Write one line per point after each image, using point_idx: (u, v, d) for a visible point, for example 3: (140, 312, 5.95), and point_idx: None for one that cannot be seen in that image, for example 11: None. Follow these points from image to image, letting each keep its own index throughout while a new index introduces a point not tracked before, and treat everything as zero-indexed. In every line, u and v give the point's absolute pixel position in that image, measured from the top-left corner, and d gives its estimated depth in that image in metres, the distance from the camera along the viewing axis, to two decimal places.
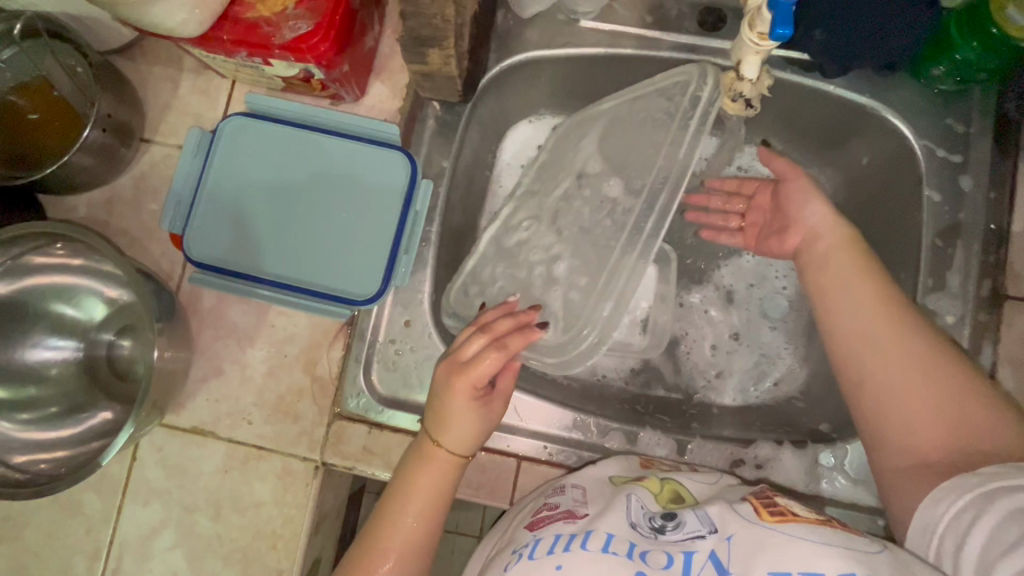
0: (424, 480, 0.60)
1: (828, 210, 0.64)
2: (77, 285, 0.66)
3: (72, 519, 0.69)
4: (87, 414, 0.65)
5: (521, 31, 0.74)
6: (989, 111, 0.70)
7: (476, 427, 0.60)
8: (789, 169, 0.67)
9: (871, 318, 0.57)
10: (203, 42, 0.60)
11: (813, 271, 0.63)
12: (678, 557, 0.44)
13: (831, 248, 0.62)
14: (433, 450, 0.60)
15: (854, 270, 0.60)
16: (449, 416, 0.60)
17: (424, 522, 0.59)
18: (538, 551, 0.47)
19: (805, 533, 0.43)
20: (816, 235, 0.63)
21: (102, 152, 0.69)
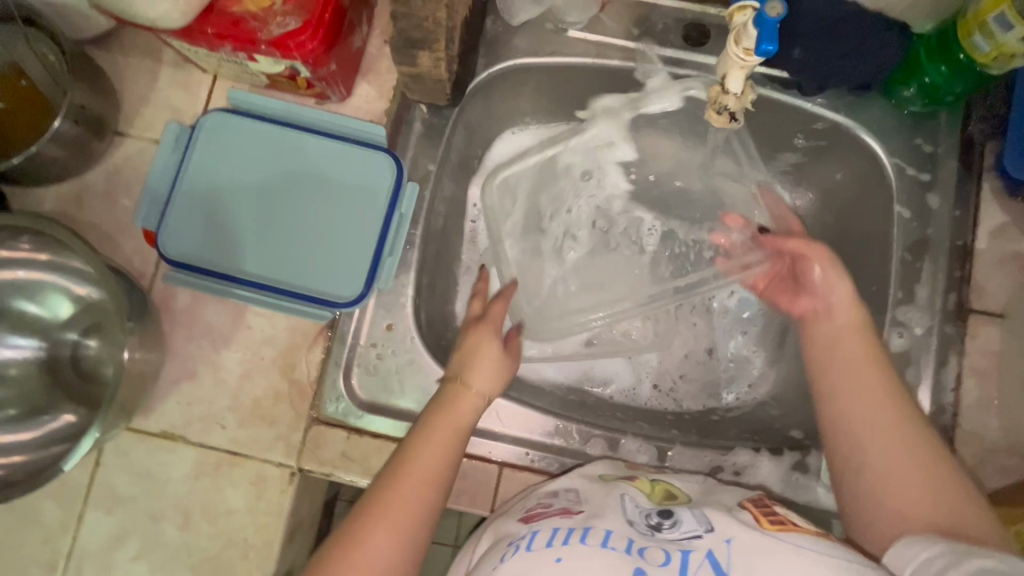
0: (453, 415, 0.60)
1: (849, 291, 0.64)
2: (43, 282, 0.63)
3: (27, 528, 0.65)
4: (48, 416, 0.62)
5: (509, 38, 0.75)
6: (956, 131, 0.73)
7: (500, 366, 0.65)
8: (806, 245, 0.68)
9: (878, 400, 0.57)
10: (185, 33, 0.58)
11: (821, 343, 0.63)
12: (676, 554, 0.44)
13: (844, 325, 0.62)
14: (456, 387, 0.62)
15: (862, 355, 0.60)
16: (475, 360, 0.64)
17: (450, 451, 0.58)
18: (536, 542, 0.47)
19: (804, 542, 0.44)
20: (829, 312, 0.64)
21: (73, 144, 0.67)
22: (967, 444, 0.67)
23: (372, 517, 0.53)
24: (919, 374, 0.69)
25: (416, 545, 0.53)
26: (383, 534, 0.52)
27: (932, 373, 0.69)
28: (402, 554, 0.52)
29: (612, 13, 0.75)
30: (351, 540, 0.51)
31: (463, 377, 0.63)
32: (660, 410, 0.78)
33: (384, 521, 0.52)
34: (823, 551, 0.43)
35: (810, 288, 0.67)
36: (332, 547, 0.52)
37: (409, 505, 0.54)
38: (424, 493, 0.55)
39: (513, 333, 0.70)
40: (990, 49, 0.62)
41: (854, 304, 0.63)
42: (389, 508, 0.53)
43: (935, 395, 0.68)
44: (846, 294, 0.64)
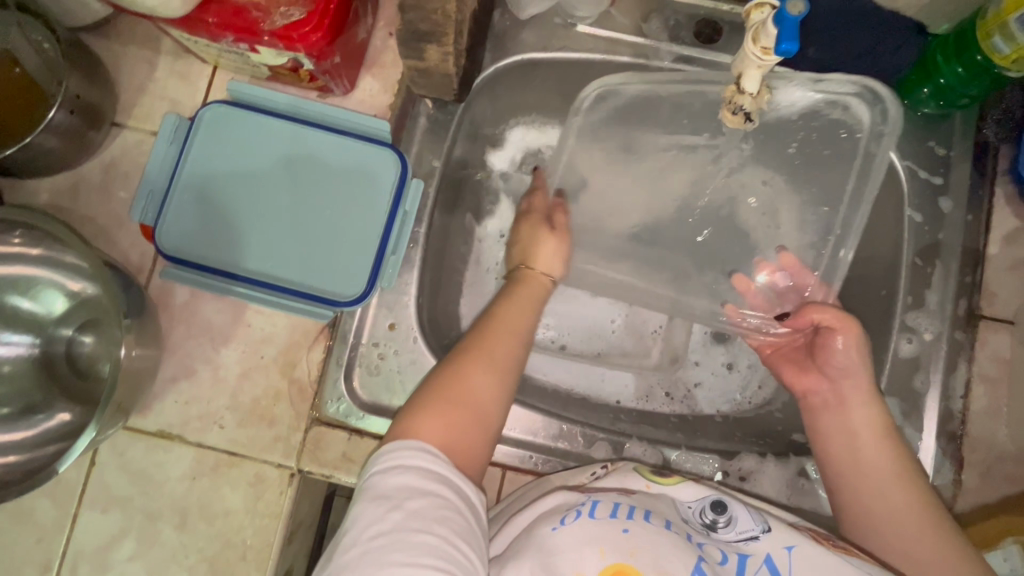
0: (527, 295, 0.64)
1: (864, 386, 0.61)
2: (35, 277, 0.61)
3: (21, 527, 0.64)
4: (41, 415, 0.61)
5: (517, 32, 0.73)
6: (969, 135, 0.72)
7: (559, 248, 0.68)
8: (840, 320, 0.62)
9: (902, 505, 0.55)
10: (186, 22, 0.56)
11: (837, 438, 0.61)
12: (733, 556, 0.48)
13: (863, 424, 0.60)
14: (526, 271, 0.66)
15: (883, 462, 0.58)
16: (538, 244, 0.67)
17: (525, 320, 0.61)
18: (600, 511, 0.48)
19: (865, 566, 0.48)
20: (842, 406, 0.62)
21: (69, 135, 0.65)
22: (974, 450, 0.67)
23: (463, 365, 0.55)
24: (929, 380, 0.68)
25: (502, 397, 0.55)
26: (472, 382, 0.54)
27: (941, 378, 0.68)
28: (490, 405, 0.54)
29: (622, 8, 0.73)
30: (444, 386, 0.53)
31: (525, 261, 0.67)
32: (664, 414, 0.77)
33: (472, 376, 0.54)
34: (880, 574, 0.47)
35: (827, 366, 0.63)
36: (426, 391, 0.53)
37: (494, 360, 0.56)
38: (511, 344, 0.58)
39: (558, 207, 0.71)
40: (1011, 51, 0.60)
41: (870, 402, 0.61)
42: (476, 360, 0.55)
43: (944, 401, 0.68)
44: (861, 385, 0.61)
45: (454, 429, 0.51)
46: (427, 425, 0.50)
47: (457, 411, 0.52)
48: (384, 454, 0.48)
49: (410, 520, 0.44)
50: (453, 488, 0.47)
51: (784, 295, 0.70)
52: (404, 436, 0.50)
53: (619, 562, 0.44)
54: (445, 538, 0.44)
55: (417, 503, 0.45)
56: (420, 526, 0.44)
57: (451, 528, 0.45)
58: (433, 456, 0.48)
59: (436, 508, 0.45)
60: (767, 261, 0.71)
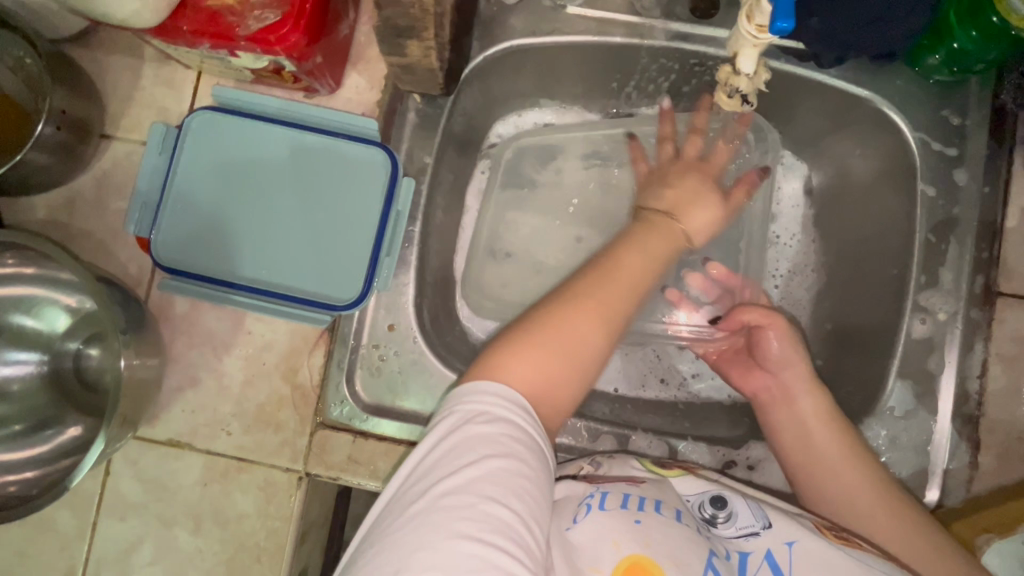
0: (654, 249, 0.59)
1: (804, 375, 0.64)
2: (33, 296, 0.62)
3: (44, 536, 0.66)
4: (53, 430, 0.62)
5: (505, 17, 0.70)
6: (986, 101, 0.69)
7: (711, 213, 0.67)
8: (765, 316, 0.67)
9: (865, 499, 0.57)
10: (161, 32, 0.55)
11: (788, 429, 0.63)
12: (735, 555, 0.48)
13: (808, 413, 0.63)
14: (670, 223, 0.62)
15: (834, 445, 0.60)
16: (695, 205, 0.66)
17: (645, 277, 0.56)
18: (609, 503, 0.48)
19: (869, 561, 0.47)
20: (791, 398, 0.64)
21: (59, 150, 0.65)
22: (991, 432, 0.65)
23: (568, 308, 0.51)
24: (944, 362, 0.66)
25: (603, 351, 0.51)
26: (578, 326, 0.50)
27: (957, 359, 0.66)
28: (588, 355, 0.50)
29: None
30: (550, 325, 0.50)
31: (668, 211, 0.63)
32: (667, 400, 0.76)
33: (573, 321, 0.50)
34: (882, 570, 0.47)
35: (767, 362, 0.67)
36: (524, 329, 0.50)
37: (605, 310, 0.51)
38: (623, 295, 0.53)
39: (741, 182, 0.72)
40: None
41: (812, 389, 0.63)
42: (586, 305, 0.51)
43: (961, 380, 0.66)
44: (799, 373, 0.64)
45: (546, 372, 0.48)
46: (523, 364, 0.48)
47: (557, 356, 0.49)
48: (472, 398, 0.46)
49: (488, 483, 0.42)
50: (535, 454, 0.45)
51: (717, 298, 0.77)
52: (497, 369, 0.47)
53: (635, 554, 0.44)
54: (519, 514, 0.42)
55: (500, 466, 0.43)
56: (495, 497, 0.42)
57: (525, 504, 0.43)
58: (522, 411, 0.45)
59: (515, 477, 0.43)
60: (696, 272, 0.77)
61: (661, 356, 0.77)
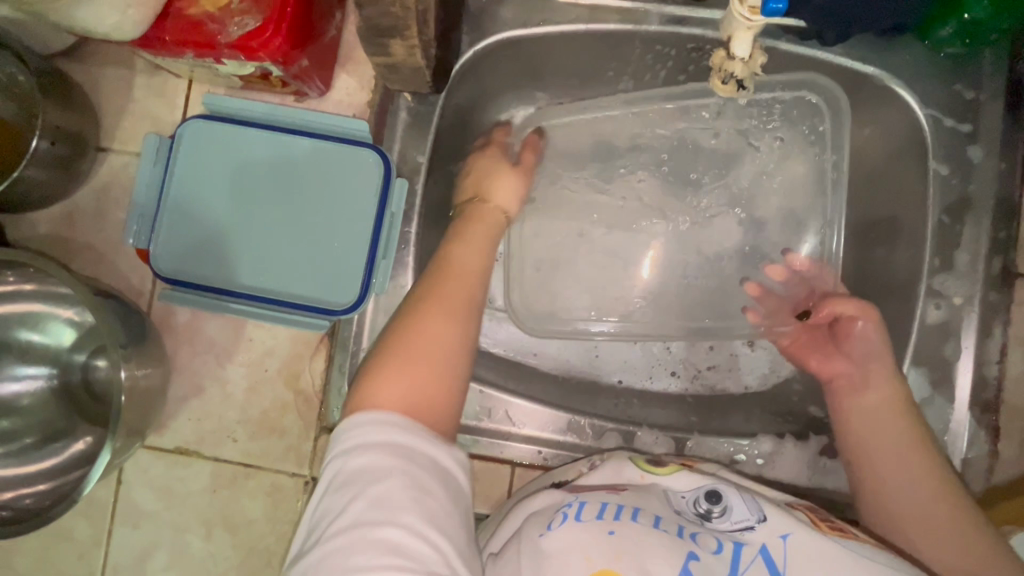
0: (478, 242, 0.61)
1: (888, 367, 0.61)
2: (38, 312, 0.63)
3: (62, 545, 0.67)
4: (65, 442, 0.63)
5: (495, 8, 0.68)
6: (1002, 73, 0.65)
7: (515, 184, 0.69)
8: (861, 309, 0.63)
9: (927, 494, 0.53)
10: (146, 44, 0.55)
11: (859, 417, 0.60)
12: (728, 545, 0.46)
13: (880, 402, 0.60)
14: (484, 203, 0.66)
15: (910, 436, 0.57)
16: (497, 179, 0.68)
17: (481, 260, 0.59)
18: (586, 513, 0.47)
19: (866, 551, 0.45)
20: (864, 387, 0.61)
21: (56, 165, 0.65)
22: (1012, 419, 0.63)
23: (415, 314, 0.52)
24: (960, 347, 0.64)
25: (464, 346, 0.52)
26: (429, 332, 0.51)
27: (974, 344, 0.64)
28: (451, 358, 0.51)
29: None
30: (405, 337, 0.51)
31: (480, 194, 0.67)
32: (676, 393, 0.75)
33: (423, 328, 0.51)
34: (881, 561, 0.45)
35: (846, 350, 0.65)
36: (384, 351, 0.51)
37: (450, 306, 0.53)
38: (466, 285, 0.56)
39: (529, 145, 0.74)
40: None
41: (892, 380, 0.61)
42: (432, 307, 0.53)
43: (979, 366, 0.64)
44: (883, 364, 0.61)
45: (415, 388, 0.48)
46: (387, 385, 0.48)
47: (419, 366, 0.49)
48: (345, 433, 0.46)
49: (373, 509, 0.42)
50: (418, 465, 0.44)
51: (793, 290, 0.75)
52: (367, 398, 0.47)
53: (605, 568, 0.43)
54: (411, 528, 0.42)
55: (377, 490, 0.43)
56: (380, 521, 0.42)
57: (418, 514, 0.43)
58: (395, 428, 0.45)
59: (400, 493, 0.43)
60: (776, 263, 0.76)
61: (672, 348, 0.76)
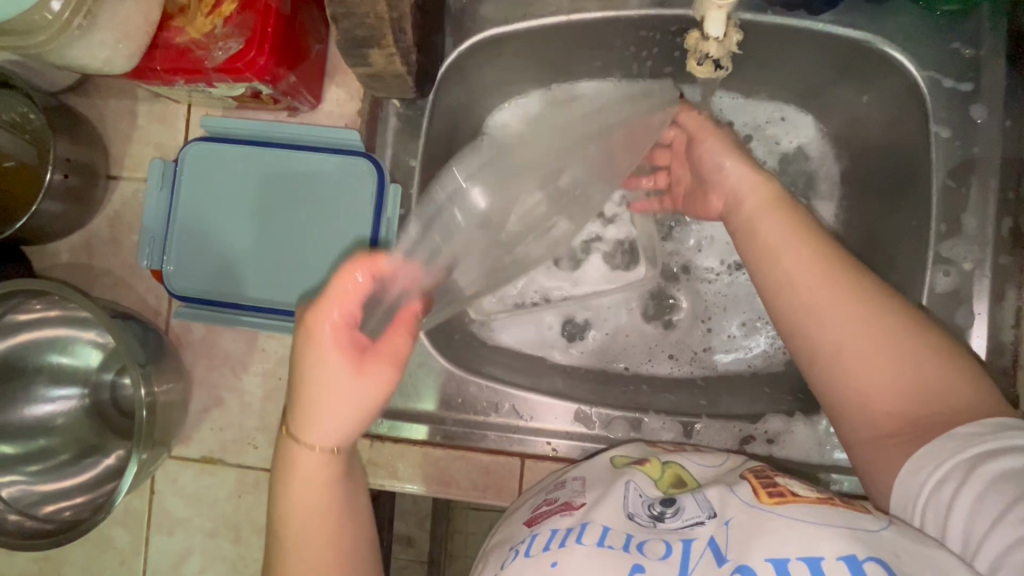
0: (325, 524, 0.47)
1: (747, 171, 0.57)
2: (65, 336, 0.67)
3: (104, 553, 0.71)
4: (99, 456, 0.67)
5: (475, 8, 0.68)
6: (1001, 28, 0.63)
7: (359, 394, 0.47)
8: (698, 125, 0.63)
9: (819, 290, 0.49)
10: (138, 76, 0.58)
11: (744, 233, 0.55)
12: (676, 545, 0.43)
13: (761, 206, 0.54)
14: (298, 451, 0.47)
15: (788, 233, 0.52)
16: (318, 398, 0.46)
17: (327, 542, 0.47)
18: (534, 547, 0.45)
19: (805, 516, 0.41)
20: (738, 196, 0.56)
21: (70, 196, 0.69)
22: None
23: None
24: (973, 313, 0.62)
25: None
26: None
27: (987, 309, 0.62)
28: None
29: None
30: None
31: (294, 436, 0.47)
32: (684, 376, 0.75)
33: None
34: (816, 522, 0.40)
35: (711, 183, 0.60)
36: None
37: None
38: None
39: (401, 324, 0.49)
40: None
41: (764, 183, 0.56)
42: None
43: (994, 332, 0.62)
44: (744, 174, 0.57)
45: None
46: None
47: None
48: None
49: None
50: None
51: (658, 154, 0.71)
52: None
53: None
54: None
55: None
56: None
57: None
58: None
59: None
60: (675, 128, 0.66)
61: (669, 329, 0.77)
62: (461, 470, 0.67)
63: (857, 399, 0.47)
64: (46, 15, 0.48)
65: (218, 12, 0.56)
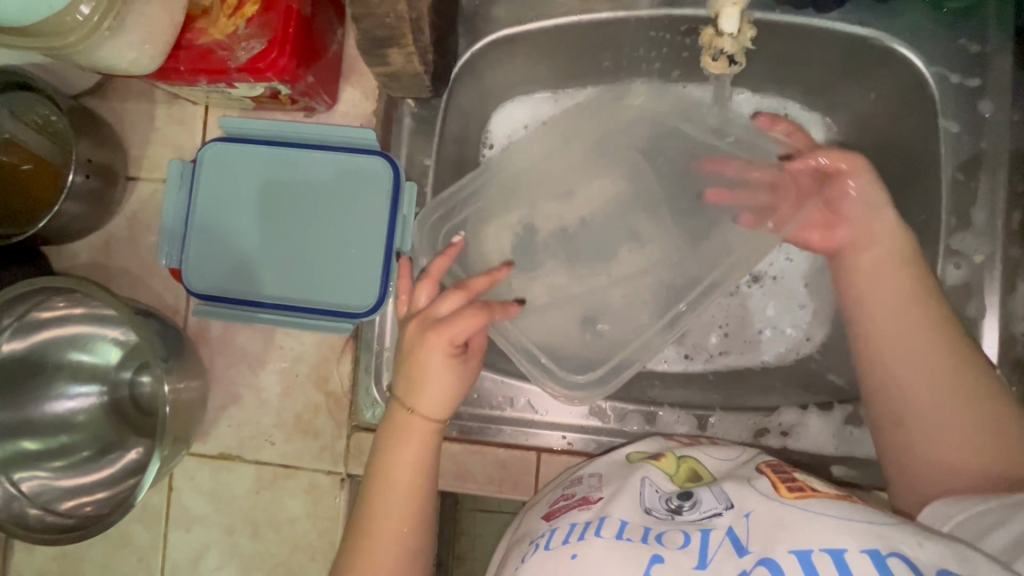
0: (414, 484, 0.56)
1: (886, 220, 0.59)
2: (86, 333, 0.68)
3: (123, 550, 0.72)
4: (119, 453, 0.68)
5: (488, 9, 0.69)
6: (1006, 25, 0.64)
7: (453, 385, 0.57)
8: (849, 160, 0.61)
9: (926, 350, 0.54)
10: (163, 76, 0.59)
11: (857, 281, 0.60)
12: (695, 535, 0.43)
13: (881, 261, 0.59)
14: (407, 416, 0.57)
15: (905, 293, 0.57)
16: (425, 378, 0.56)
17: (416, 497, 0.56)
18: (554, 541, 0.46)
19: (822, 509, 0.42)
20: (868, 243, 0.60)
21: (90, 196, 0.70)
22: None
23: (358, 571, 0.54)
24: (983, 305, 0.63)
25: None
26: None
27: (997, 301, 0.63)
28: None
29: None
30: None
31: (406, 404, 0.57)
32: (699, 372, 0.74)
33: None
34: (833, 514, 0.41)
35: (845, 214, 0.61)
36: None
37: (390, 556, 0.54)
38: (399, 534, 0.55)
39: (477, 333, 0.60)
40: None
41: (896, 236, 0.59)
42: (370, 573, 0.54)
43: (1004, 323, 0.63)
44: (884, 220, 0.59)
45: None
46: None
47: None
48: None
49: None
50: None
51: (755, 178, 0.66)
52: None
53: None
54: None
55: None
56: None
57: None
58: None
59: None
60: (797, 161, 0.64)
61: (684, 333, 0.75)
62: (478, 464, 0.68)
63: (939, 451, 0.52)
64: (76, 18, 0.49)
65: (241, 14, 0.58)
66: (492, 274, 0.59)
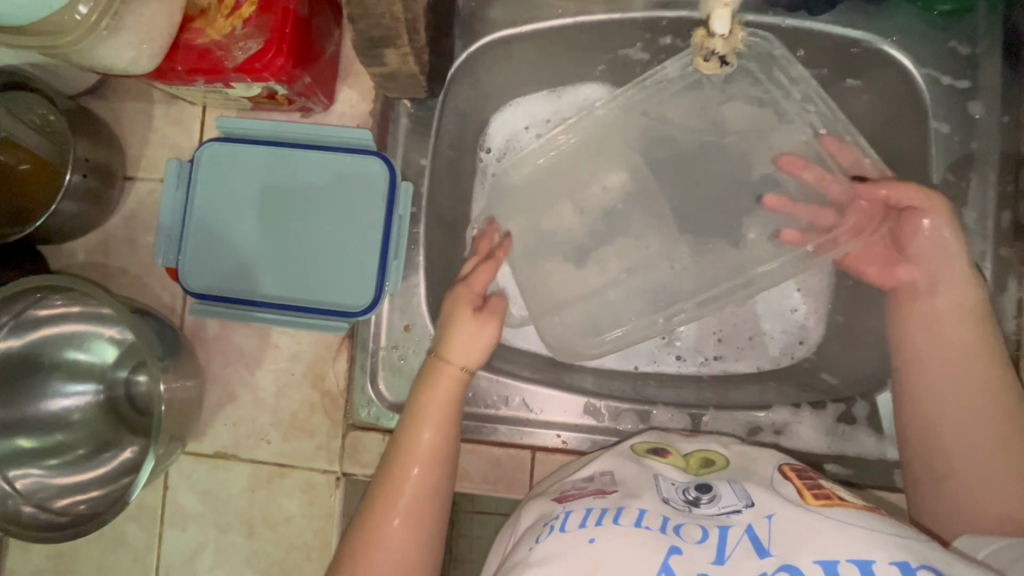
0: (443, 429, 0.60)
1: (958, 267, 0.59)
2: (83, 332, 0.68)
3: (118, 548, 0.72)
4: (115, 451, 0.68)
5: (484, 12, 0.70)
6: (996, 27, 0.65)
7: (482, 336, 0.63)
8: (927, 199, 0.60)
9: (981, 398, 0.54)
10: (160, 76, 0.59)
11: (915, 319, 0.60)
12: (713, 531, 0.44)
13: (947, 304, 0.58)
14: (444, 365, 0.62)
15: (966, 341, 0.56)
16: (456, 330, 0.63)
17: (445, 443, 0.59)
18: (570, 523, 0.45)
19: (849, 518, 0.42)
20: (933, 286, 0.59)
21: (88, 196, 0.70)
22: None
23: (382, 509, 0.55)
24: None
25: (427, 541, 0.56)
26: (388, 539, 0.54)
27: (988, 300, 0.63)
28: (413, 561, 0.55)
29: None
30: (369, 537, 0.54)
31: (442, 354, 0.62)
32: (692, 374, 0.75)
33: (383, 531, 0.54)
34: (865, 525, 0.41)
35: (914, 253, 0.61)
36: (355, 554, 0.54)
37: (415, 498, 0.56)
38: (425, 476, 0.57)
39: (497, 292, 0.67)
40: None
41: (963, 283, 0.58)
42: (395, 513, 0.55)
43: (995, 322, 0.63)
44: (954, 267, 0.59)
45: None
46: None
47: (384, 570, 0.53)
48: None
49: None
50: None
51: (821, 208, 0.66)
52: None
53: None
54: None
55: None
56: None
57: None
58: None
59: None
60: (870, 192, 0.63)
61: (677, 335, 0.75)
62: (473, 463, 0.68)
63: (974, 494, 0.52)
64: (74, 17, 0.50)
65: (238, 14, 0.58)
66: (486, 234, 0.71)
